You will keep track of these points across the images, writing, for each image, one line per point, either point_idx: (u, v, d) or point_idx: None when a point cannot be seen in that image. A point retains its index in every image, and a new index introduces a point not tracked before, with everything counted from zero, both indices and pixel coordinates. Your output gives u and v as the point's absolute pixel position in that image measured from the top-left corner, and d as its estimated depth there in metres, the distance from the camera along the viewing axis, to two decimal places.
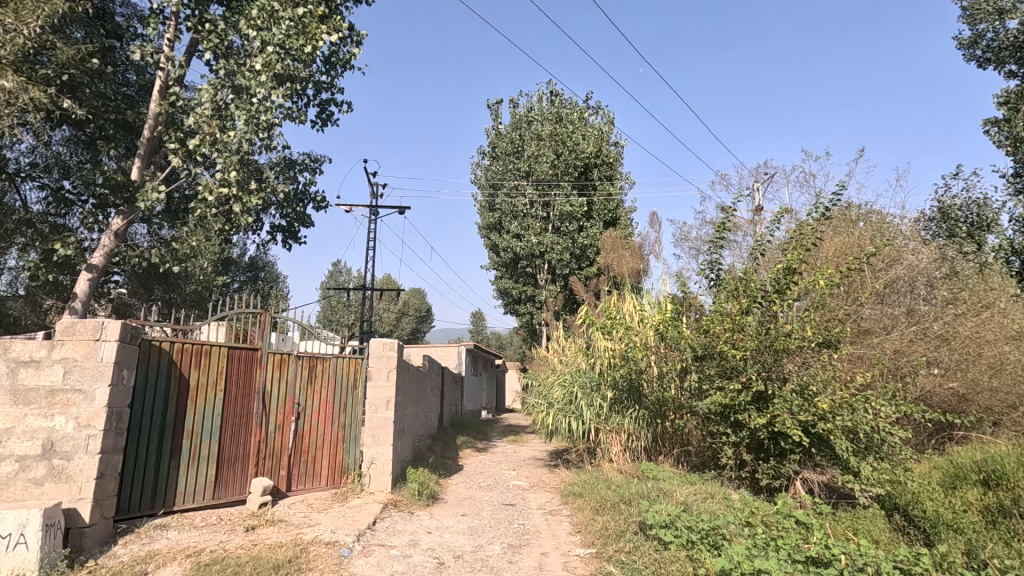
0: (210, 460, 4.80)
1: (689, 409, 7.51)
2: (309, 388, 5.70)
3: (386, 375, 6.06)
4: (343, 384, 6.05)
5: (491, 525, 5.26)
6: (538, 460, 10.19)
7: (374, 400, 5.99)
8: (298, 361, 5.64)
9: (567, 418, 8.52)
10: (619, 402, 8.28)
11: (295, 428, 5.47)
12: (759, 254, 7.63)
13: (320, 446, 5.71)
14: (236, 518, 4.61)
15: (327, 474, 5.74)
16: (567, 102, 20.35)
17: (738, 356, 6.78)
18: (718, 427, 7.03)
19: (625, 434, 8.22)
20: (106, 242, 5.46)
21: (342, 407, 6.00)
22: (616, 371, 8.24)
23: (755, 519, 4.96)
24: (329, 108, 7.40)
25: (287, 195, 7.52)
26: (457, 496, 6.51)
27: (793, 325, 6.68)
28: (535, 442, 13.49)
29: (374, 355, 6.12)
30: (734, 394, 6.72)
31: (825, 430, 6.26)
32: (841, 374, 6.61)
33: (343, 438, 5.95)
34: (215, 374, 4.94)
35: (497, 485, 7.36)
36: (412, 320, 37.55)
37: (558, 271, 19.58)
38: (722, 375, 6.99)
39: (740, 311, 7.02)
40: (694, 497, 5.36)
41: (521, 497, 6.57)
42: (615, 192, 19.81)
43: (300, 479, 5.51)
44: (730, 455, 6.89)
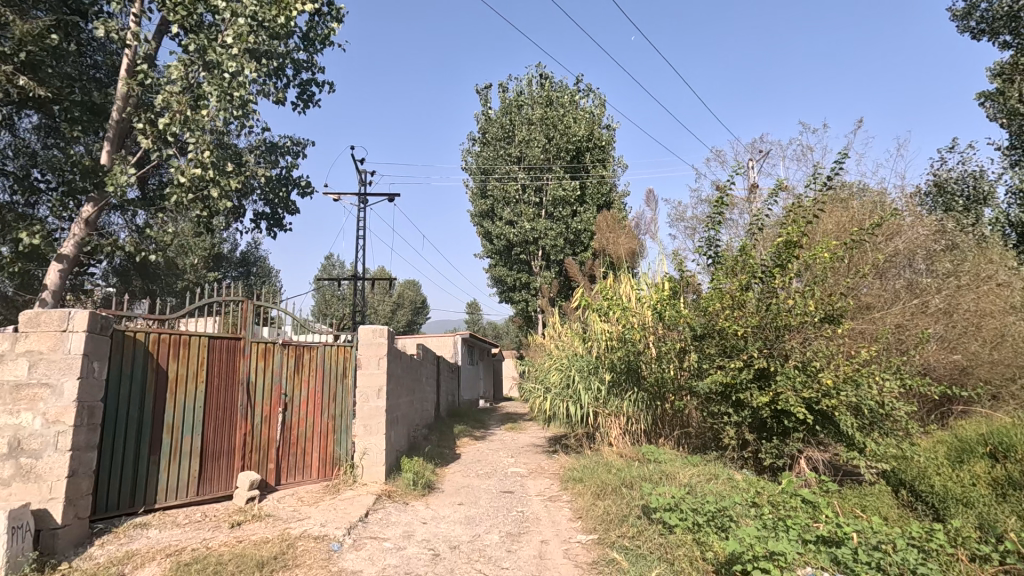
0: (193, 455, 4.59)
1: (689, 390, 7.37)
2: (296, 378, 5.48)
3: (377, 363, 5.87)
4: (333, 372, 5.83)
5: (489, 513, 5.09)
6: (537, 446, 10.05)
7: (365, 389, 5.80)
8: (283, 350, 5.41)
9: (565, 403, 8.34)
10: (618, 384, 8.09)
11: (282, 420, 5.26)
12: (757, 230, 7.43)
13: (309, 437, 5.50)
14: (222, 514, 4.42)
15: (317, 466, 5.53)
16: (557, 86, 20.01)
17: (739, 333, 6.63)
18: (720, 408, 6.88)
19: (624, 417, 8.05)
20: (77, 230, 5.22)
21: (332, 397, 5.78)
22: (614, 353, 8.06)
23: (761, 500, 4.81)
24: (309, 88, 7.13)
25: (269, 180, 7.26)
26: (453, 484, 6.34)
27: (794, 301, 6.50)
28: (533, 428, 13.36)
29: (363, 342, 5.91)
30: (736, 373, 6.56)
31: (830, 406, 6.12)
32: (844, 349, 6.46)
33: (334, 428, 5.74)
34: (196, 365, 4.71)
35: (495, 473, 7.18)
36: (407, 311, 37.32)
37: (553, 257, 19.38)
38: (723, 354, 6.86)
39: (740, 288, 6.84)
40: (697, 479, 5.19)
41: (520, 484, 6.40)
42: (607, 175, 19.55)
43: (289, 472, 5.30)
44: (732, 436, 6.74)
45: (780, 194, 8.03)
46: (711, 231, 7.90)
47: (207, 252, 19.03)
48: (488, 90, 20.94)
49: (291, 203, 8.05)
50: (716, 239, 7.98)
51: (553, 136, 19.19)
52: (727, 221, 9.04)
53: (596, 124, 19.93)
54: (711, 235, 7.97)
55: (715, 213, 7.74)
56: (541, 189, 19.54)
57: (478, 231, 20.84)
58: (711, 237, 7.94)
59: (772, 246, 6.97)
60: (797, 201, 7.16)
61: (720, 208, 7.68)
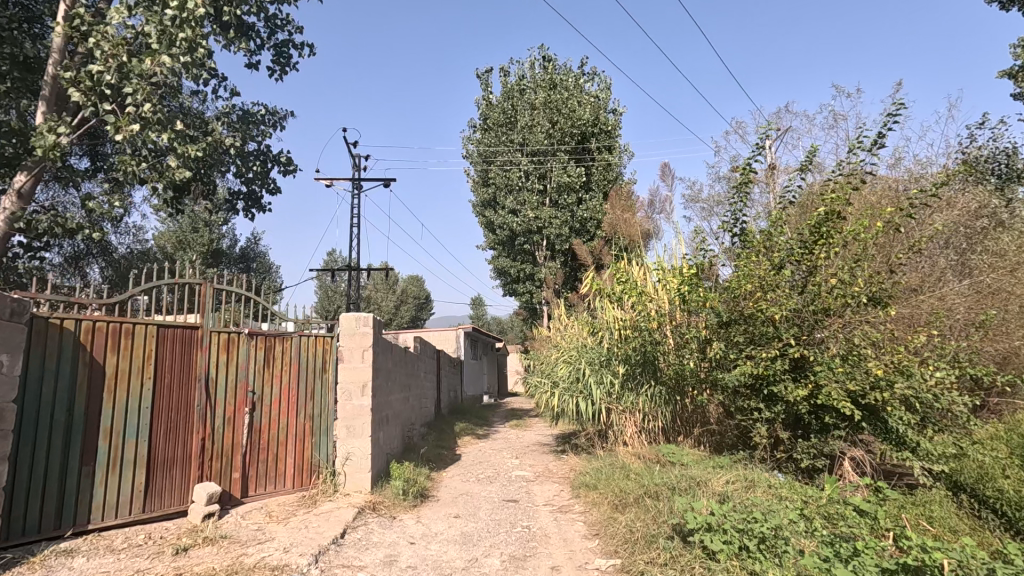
0: (136, 465, 3.87)
1: (713, 383, 6.60)
2: (265, 373, 4.75)
3: (361, 355, 5.15)
4: (310, 367, 5.10)
5: (490, 529, 4.35)
6: (544, 444, 9.34)
7: (348, 385, 5.08)
8: (250, 342, 4.68)
9: (574, 399, 7.60)
10: (632, 378, 7.35)
11: (248, 422, 4.54)
12: (789, 203, 6.62)
13: (283, 441, 4.78)
14: (170, 536, 3.71)
15: (292, 474, 4.81)
16: (560, 69, 19.21)
17: (772, 318, 5.86)
18: (748, 403, 6.11)
19: (640, 414, 7.30)
20: (9, 204, 4.55)
21: (309, 395, 5.06)
22: (628, 344, 7.30)
23: (808, 512, 4.06)
24: (286, 50, 6.39)
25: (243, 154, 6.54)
26: (450, 492, 5.60)
27: (836, 279, 5.70)
28: (540, 426, 12.63)
29: (344, 332, 5.19)
30: (768, 363, 5.78)
31: (878, 400, 5.35)
32: (893, 335, 5.68)
33: (313, 431, 5.02)
34: (142, 359, 3.99)
35: (497, 477, 6.45)
36: (411, 307, 36.61)
37: (558, 246, 18.63)
38: (753, 343, 6.09)
39: (773, 268, 6.04)
40: (732, 486, 4.44)
41: (525, 491, 5.66)
42: (614, 161, 18.79)
43: (258, 481, 4.59)
44: (764, 434, 5.97)
45: (814, 164, 7.21)
46: (738, 206, 7.08)
47: (204, 247, 18.74)
48: (489, 75, 20.18)
49: (271, 181, 7.32)
50: (743, 214, 7.16)
51: (557, 121, 18.40)
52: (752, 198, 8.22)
53: (602, 109, 19.14)
54: (737, 211, 7.14)
55: (741, 186, 6.91)
56: (545, 176, 18.77)
57: (480, 221, 20.10)
58: (739, 213, 7.12)
59: (807, 220, 6.17)
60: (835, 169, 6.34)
61: (748, 179, 6.87)
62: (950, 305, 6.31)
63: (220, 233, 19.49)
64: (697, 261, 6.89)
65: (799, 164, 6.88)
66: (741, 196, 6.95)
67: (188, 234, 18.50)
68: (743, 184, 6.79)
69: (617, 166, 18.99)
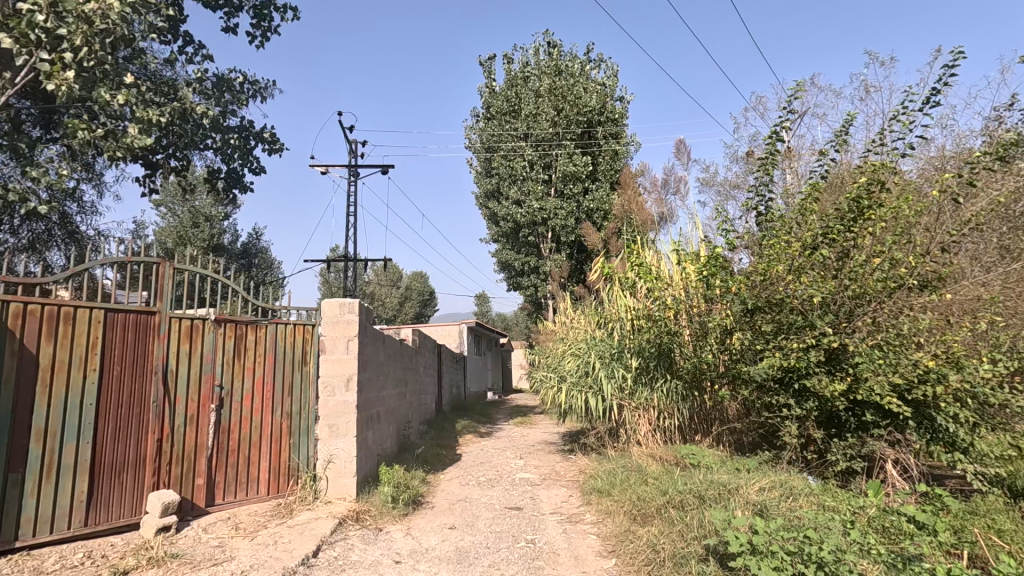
0: (77, 472, 3.32)
1: (736, 378, 5.99)
2: (235, 365, 4.20)
3: (346, 346, 4.61)
4: (288, 357, 4.53)
5: (489, 543, 3.79)
6: (550, 443, 8.78)
7: (331, 379, 4.55)
8: (217, 329, 4.12)
9: (583, 395, 6.99)
10: (646, 372, 6.77)
11: (214, 420, 3.98)
12: (824, 175, 5.78)
13: (255, 442, 4.22)
14: (114, 555, 3.17)
15: (266, 479, 4.26)
16: (566, 55, 18.55)
17: (803, 304, 5.25)
18: (777, 399, 5.51)
19: (655, 410, 6.70)
20: None
21: (287, 389, 4.49)
22: (641, 335, 6.72)
23: (861, 527, 3.49)
24: (266, 12, 5.81)
25: (219, 128, 6.00)
26: (446, 498, 5.04)
27: (880, 257, 5.01)
28: (546, 423, 12.08)
29: (325, 320, 4.63)
30: (800, 355, 5.18)
31: (927, 394, 4.75)
32: (943, 322, 5.05)
33: (291, 430, 4.45)
34: (85, 349, 3.43)
35: (499, 480, 5.88)
36: (415, 303, 36.08)
37: (563, 238, 18.06)
38: (781, 333, 5.48)
39: (805, 247, 5.33)
40: (765, 494, 3.89)
41: (530, 497, 5.08)
42: (621, 150, 18.19)
43: (226, 488, 4.03)
44: (795, 434, 5.37)
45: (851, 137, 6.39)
46: (765, 173, 6.01)
47: (205, 242, 18.46)
48: (492, 62, 19.55)
49: (253, 160, 6.76)
50: (769, 189, 6.14)
51: (562, 108, 17.77)
52: (789, 174, 7.17)
53: (608, 96, 18.53)
54: (763, 180, 6.08)
55: (768, 154, 5.99)
56: (550, 166, 18.18)
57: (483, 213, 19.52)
58: (763, 186, 6.08)
59: (846, 192, 5.34)
60: (879, 137, 5.54)
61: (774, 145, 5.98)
62: (1004, 290, 5.65)
63: (220, 228, 19.18)
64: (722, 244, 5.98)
65: (836, 135, 6.04)
66: (766, 168, 6.00)
67: (188, 229, 18.25)
68: (769, 154, 5.94)
69: (625, 155, 18.36)
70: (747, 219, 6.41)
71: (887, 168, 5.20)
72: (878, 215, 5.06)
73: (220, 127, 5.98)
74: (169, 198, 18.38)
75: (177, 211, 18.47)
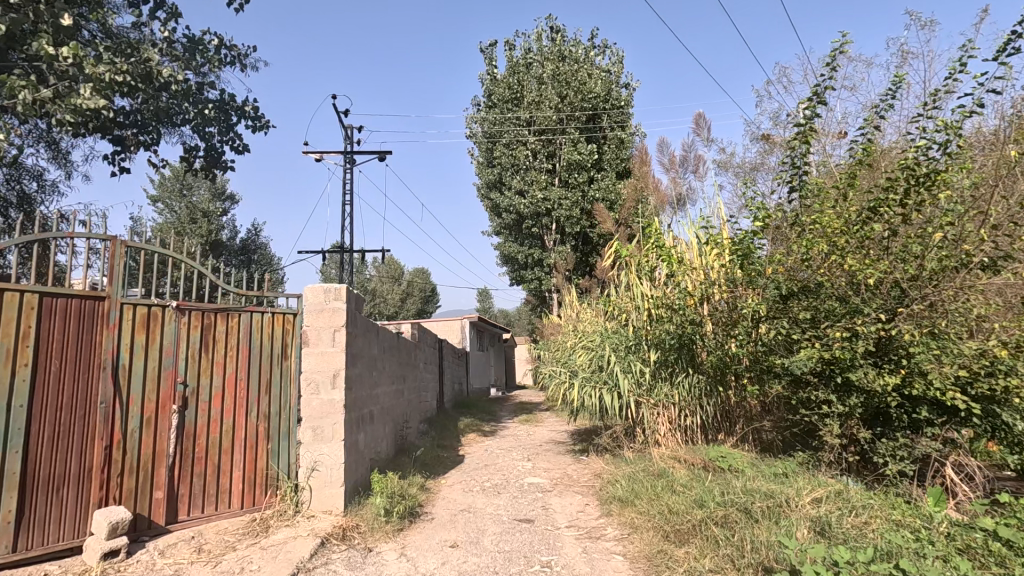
0: (3, 487, 2.76)
1: (768, 371, 5.40)
2: (202, 360, 3.63)
3: (332, 338, 4.05)
4: (265, 350, 3.96)
5: (498, 567, 3.24)
6: (559, 443, 8.23)
7: (315, 374, 3.99)
8: (181, 318, 3.56)
9: (596, 391, 6.30)
10: (666, 366, 6.21)
11: (176, 424, 3.42)
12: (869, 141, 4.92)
13: (226, 449, 3.66)
14: None
15: (239, 491, 3.70)
16: (570, 40, 17.95)
17: (847, 286, 4.66)
18: (815, 394, 4.92)
19: (675, 408, 6.13)
20: None
21: (265, 388, 3.93)
22: (661, 326, 6.15)
23: (941, 548, 2.93)
24: None
25: (194, 100, 5.44)
26: (446, 508, 4.49)
27: (943, 231, 4.31)
28: (552, 421, 11.53)
29: (309, 308, 4.08)
30: (844, 345, 4.59)
31: (994, 388, 4.18)
32: (1009, 307, 4.47)
33: (269, 433, 3.88)
34: (14, 341, 2.86)
35: (506, 486, 5.32)
36: (417, 299, 35.52)
37: (568, 229, 17.51)
38: (820, 321, 4.88)
39: (853, 222, 4.71)
40: (820, 504, 3.35)
41: (542, 507, 4.54)
42: (627, 138, 17.59)
43: (191, 502, 3.48)
44: (837, 433, 4.79)
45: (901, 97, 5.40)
46: (801, 142, 5.08)
47: (203, 239, 17.90)
48: (493, 48, 18.96)
49: (235, 137, 6.21)
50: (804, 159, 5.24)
51: (566, 94, 17.16)
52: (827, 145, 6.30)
53: (613, 83, 17.94)
54: (797, 148, 5.13)
55: (807, 119, 5.01)
56: (554, 155, 17.59)
57: (485, 204, 18.94)
58: (797, 154, 5.18)
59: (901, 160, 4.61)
60: (938, 93, 4.67)
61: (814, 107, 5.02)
62: None
63: (219, 223, 18.69)
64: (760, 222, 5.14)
65: (886, 94, 5.15)
66: (802, 135, 5.07)
67: (186, 225, 17.78)
68: (808, 121, 4.99)
69: (631, 143, 17.76)
70: (777, 190, 5.56)
71: (960, 127, 4.39)
72: (948, 182, 4.36)
73: (191, 94, 5.37)
74: (165, 194, 17.89)
75: (174, 207, 17.99)
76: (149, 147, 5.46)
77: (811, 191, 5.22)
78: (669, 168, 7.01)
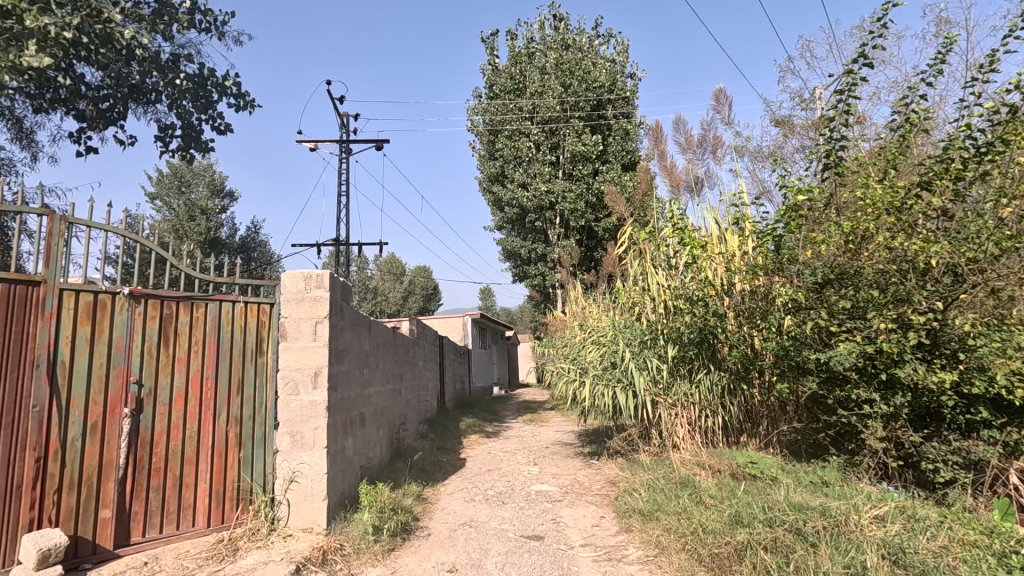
0: None
1: (801, 367, 4.88)
2: (161, 355, 3.14)
3: (313, 331, 3.56)
4: (236, 345, 3.45)
5: None
6: (566, 445, 7.74)
7: (294, 373, 3.50)
8: (134, 308, 3.06)
9: (609, 390, 5.76)
10: (684, 362, 5.71)
11: (128, 430, 2.93)
12: (917, 112, 4.32)
13: (188, 459, 3.16)
14: None
15: (205, 507, 3.20)
16: (574, 29, 17.41)
17: (894, 271, 4.16)
18: (856, 393, 4.39)
19: (695, 408, 5.63)
20: None
21: (237, 388, 3.43)
22: (680, 319, 5.63)
23: None
24: None
25: (166, 71, 4.93)
26: (445, 522, 4.01)
27: (1008, 208, 3.81)
28: (557, 420, 11.01)
29: (287, 297, 3.58)
30: (892, 338, 4.07)
31: None
32: None
33: (240, 440, 3.38)
34: None
35: (512, 494, 4.84)
36: (418, 297, 35.07)
37: (572, 223, 17.01)
38: (862, 311, 4.36)
39: (903, 196, 4.18)
40: (884, 523, 2.85)
41: (552, 521, 4.05)
42: (633, 129, 17.07)
43: (147, 520, 2.99)
44: (882, 436, 4.28)
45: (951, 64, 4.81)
46: (841, 112, 4.48)
47: (201, 236, 17.38)
48: (495, 38, 18.44)
49: (217, 116, 5.71)
50: (842, 133, 4.64)
51: (570, 84, 16.63)
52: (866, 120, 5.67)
53: (619, 73, 17.39)
54: (835, 119, 4.54)
55: (848, 86, 4.39)
56: (558, 147, 17.06)
57: (487, 197, 18.42)
58: (835, 127, 4.59)
59: (956, 131, 4.09)
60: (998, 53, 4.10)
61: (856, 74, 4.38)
62: None
63: (218, 220, 18.22)
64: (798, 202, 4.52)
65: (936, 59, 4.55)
66: (841, 104, 4.48)
67: (185, 222, 17.33)
68: (849, 88, 4.39)
69: (636, 135, 17.24)
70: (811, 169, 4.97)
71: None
72: (1022, 148, 3.84)
73: (158, 60, 4.83)
74: (163, 190, 17.43)
75: (172, 203, 17.51)
76: (113, 120, 4.95)
77: (849, 170, 4.63)
78: (686, 149, 6.44)
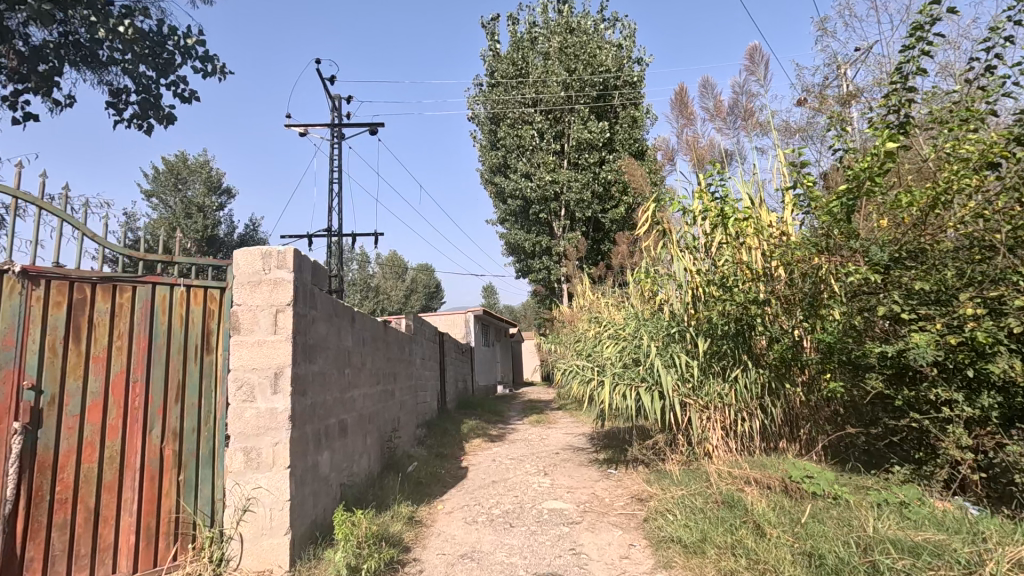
0: None
1: (859, 364, 4.16)
2: (69, 354, 2.43)
3: (273, 322, 2.84)
4: (174, 339, 2.73)
5: None
6: (577, 450, 7.03)
7: (248, 374, 2.80)
8: (29, 292, 2.36)
9: (629, 390, 5.07)
10: (717, 358, 4.99)
11: (16, 452, 2.23)
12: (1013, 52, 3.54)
13: (108, 486, 2.45)
14: None
15: (132, 548, 2.48)
16: (578, 12, 16.68)
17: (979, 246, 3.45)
18: (934, 392, 3.66)
19: (731, 413, 4.87)
20: None
21: (177, 394, 2.71)
22: (714, 308, 4.90)
23: None
24: None
25: (115, 24, 4.20)
26: (440, 553, 3.31)
27: None
28: (566, 422, 10.28)
29: (240, 280, 2.88)
30: (985, 325, 3.34)
31: None
32: None
33: (180, 460, 2.66)
34: None
35: (520, 514, 4.13)
36: (420, 294, 34.42)
37: (577, 214, 16.29)
38: (942, 294, 3.62)
39: (994, 153, 3.45)
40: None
41: (573, 552, 3.32)
42: (641, 116, 16.32)
43: (48, 569, 2.28)
44: (966, 444, 3.56)
45: None
46: (914, 55, 3.71)
47: (198, 235, 16.76)
48: (496, 23, 17.72)
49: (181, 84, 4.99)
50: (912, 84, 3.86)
51: (574, 69, 15.88)
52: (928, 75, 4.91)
53: (625, 58, 16.62)
54: (905, 64, 3.77)
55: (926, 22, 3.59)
56: (562, 135, 16.32)
57: (490, 189, 17.69)
58: (905, 75, 3.82)
59: None
60: None
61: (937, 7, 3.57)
62: None
63: (216, 219, 17.53)
64: (867, 168, 3.72)
65: None
66: (916, 44, 3.67)
67: (182, 220, 16.64)
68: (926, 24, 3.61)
69: (644, 121, 16.48)
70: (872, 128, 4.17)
71: None
72: None
73: (101, 9, 4.11)
74: (160, 187, 16.85)
75: (169, 202, 16.92)
76: (43, 76, 4.25)
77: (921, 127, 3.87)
78: (714, 118, 5.67)
